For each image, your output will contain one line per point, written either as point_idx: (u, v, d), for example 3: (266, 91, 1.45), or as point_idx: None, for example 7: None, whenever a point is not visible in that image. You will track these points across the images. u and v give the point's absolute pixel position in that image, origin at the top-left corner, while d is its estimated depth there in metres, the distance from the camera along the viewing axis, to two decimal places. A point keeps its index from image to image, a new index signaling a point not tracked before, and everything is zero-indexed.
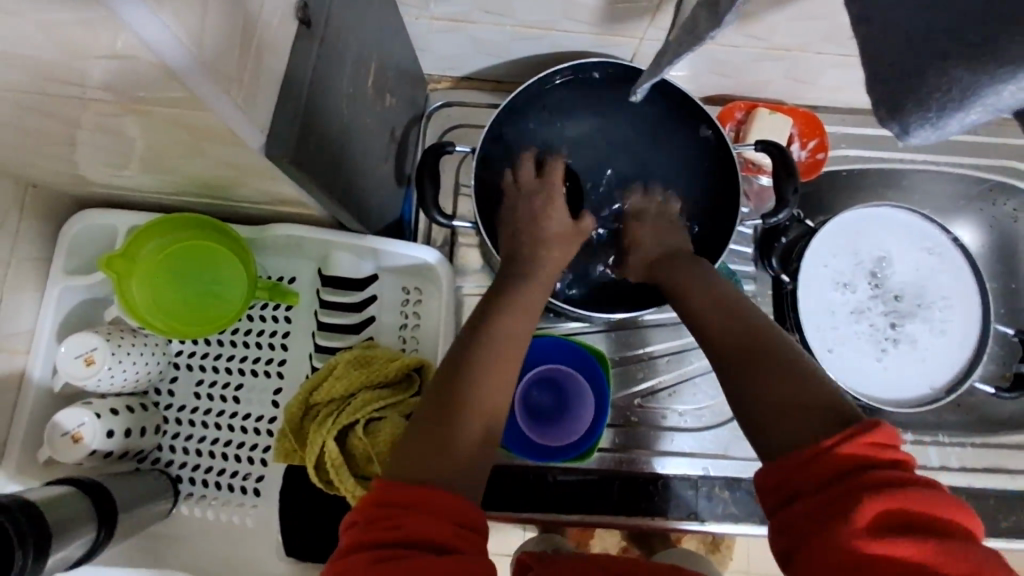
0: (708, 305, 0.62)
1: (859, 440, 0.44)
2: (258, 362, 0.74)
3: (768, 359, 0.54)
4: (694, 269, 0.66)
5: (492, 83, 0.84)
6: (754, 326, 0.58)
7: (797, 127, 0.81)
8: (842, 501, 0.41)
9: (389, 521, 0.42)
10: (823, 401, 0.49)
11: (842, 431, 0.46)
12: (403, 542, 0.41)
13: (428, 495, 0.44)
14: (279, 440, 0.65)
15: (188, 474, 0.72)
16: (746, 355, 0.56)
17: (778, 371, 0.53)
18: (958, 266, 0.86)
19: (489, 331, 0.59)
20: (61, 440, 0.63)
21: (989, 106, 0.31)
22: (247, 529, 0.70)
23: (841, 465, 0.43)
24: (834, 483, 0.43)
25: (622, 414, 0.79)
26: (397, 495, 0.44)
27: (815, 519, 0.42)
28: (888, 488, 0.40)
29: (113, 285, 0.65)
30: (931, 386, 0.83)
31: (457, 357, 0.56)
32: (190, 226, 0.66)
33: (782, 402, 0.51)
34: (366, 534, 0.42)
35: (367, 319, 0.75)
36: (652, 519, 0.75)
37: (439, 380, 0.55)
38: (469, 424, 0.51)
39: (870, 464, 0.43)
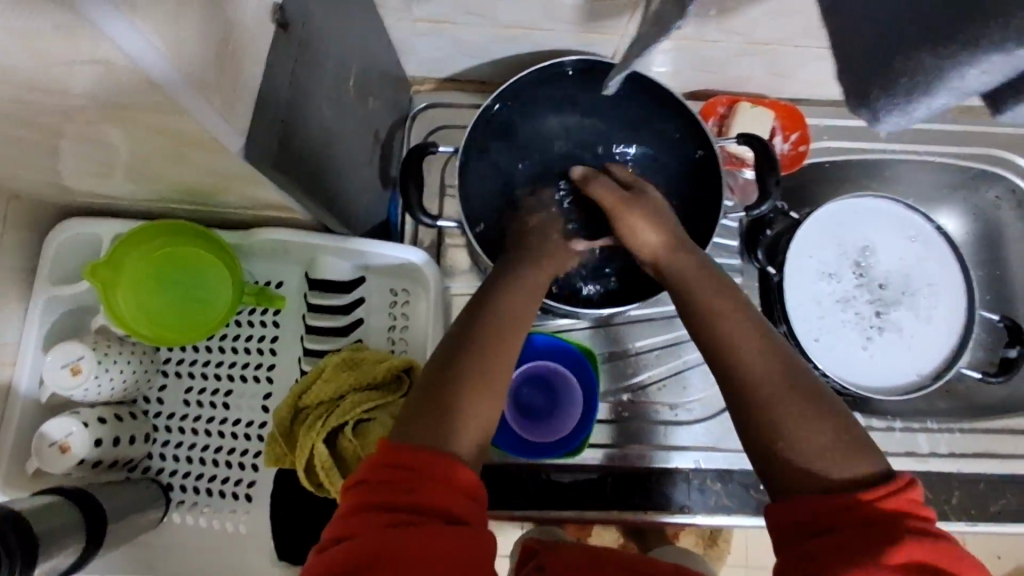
0: (723, 312, 0.55)
1: (903, 494, 0.45)
2: (247, 367, 0.74)
3: (786, 377, 0.51)
4: (699, 274, 0.59)
5: (475, 84, 0.84)
6: (764, 339, 0.53)
7: (778, 120, 0.82)
8: (873, 544, 0.43)
9: (406, 484, 0.44)
10: (850, 465, 0.47)
11: (874, 483, 0.46)
12: (420, 507, 0.43)
13: (446, 466, 0.45)
14: (269, 444, 0.65)
15: (179, 482, 0.72)
16: (761, 371, 0.51)
17: (800, 398, 0.50)
18: (943, 253, 0.86)
19: (491, 316, 0.56)
20: (49, 450, 0.63)
21: (954, 90, 0.31)
22: (240, 535, 0.70)
23: (874, 512, 0.45)
24: (870, 524, 0.44)
25: (614, 410, 0.79)
26: (406, 457, 0.45)
27: (845, 553, 0.43)
28: (921, 538, 0.43)
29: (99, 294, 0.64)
30: (918, 373, 0.84)
31: (460, 344, 0.53)
32: (172, 232, 0.65)
33: (805, 439, 0.48)
34: (387, 497, 0.43)
35: (355, 321, 0.75)
36: (644, 514, 0.75)
37: (434, 367, 0.52)
38: (466, 418, 0.49)
39: (905, 513, 0.45)
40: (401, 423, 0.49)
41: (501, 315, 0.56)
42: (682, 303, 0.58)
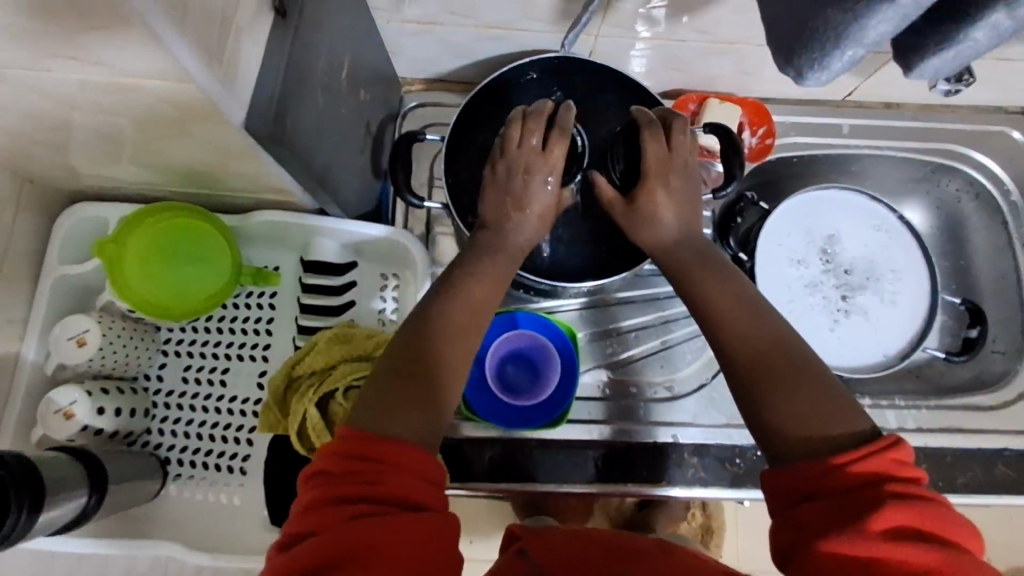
0: (724, 297, 0.58)
1: (883, 455, 0.46)
2: (243, 347, 0.78)
3: (783, 359, 0.53)
4: (698, 257, 0.62)
5: (462, 84, 0.90)
6: (765, 327, 0.56)
7: (747, 115, 0.87)
8: (855, 509, 0.44)
9: (366, 475, 0.44)
10: (833, 429, 0.49)
11: (865, 446, 0.47)
12: (384, 497, 0.43)
13: (407, 455, 0.45)
14: (263, 411, 0.69)
15: (176, 456, 0.75)
16: (761, 358, 0.54)
17: (798, 378, 0.52)
18: (906, 240, 0.91)
19: (451, 301, 0.57)
20: (54, 417, 0.66)
21: (858, 41, 0.35)
22: (233, 507, 0.73)
23: (856, 478, 0.45)
24: (851, 490, 0.45)
25: (595, 388, 0.83)
26: (363, 449, 0.45)
27: (829, 519, 0.44)
28: (909, 501, 0.44)
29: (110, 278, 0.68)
30: (884, 353, 0.88)
31: (422, 332, 0.54)
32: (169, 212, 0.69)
33: (802, 413, 0.50)
34: (348, 487, 0.43)
35: (347, 302, 0.79)
36: (626, 486, 0.78)
37: (403, 349, 0.53)
38: (441, 396, 0.51)
39: (886, 475, 0.45)
40: (366, 404, 0.49)
41: (463, 300, 0.57)
42: (684, 288, 0.61)
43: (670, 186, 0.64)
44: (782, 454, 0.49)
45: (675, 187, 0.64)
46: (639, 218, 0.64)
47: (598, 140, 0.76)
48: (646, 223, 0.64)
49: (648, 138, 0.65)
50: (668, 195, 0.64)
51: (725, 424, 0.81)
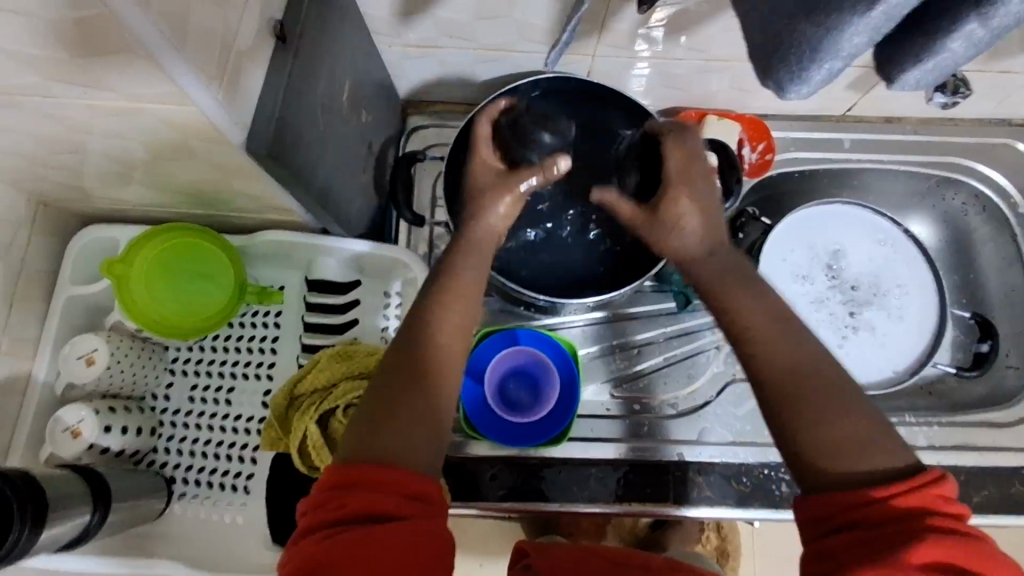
0: (750, 318, 0.55)
1: (925, 490, 0.45)
2: (248, 366, 0.79)
3: (815, 381, 0.51)
4: (721, 274, 0.59)
5: (464, 106, 0.92)
6: (794, 346, 0.53)
7: (745, 131, 0.87)
8: (892, 542, 0.43)
9: (340, 500, 0.44)
10: (876, 460, 0.47)
11: (903, 476, 0.46)
12: (371, 515, 0.43)
13: (385, 475, 0.45)
14: (265, 429, 0.70)
15: (181, 474, 0.75)
16: (791, 382, 0.51)
17: (836, 403, 0.50)
18: (911, 253, 0.90)
19: (435, 317, 0.56)
20: (62, 435, 0.67)
21: (835, 54, 0.36)
22: (236, 525, 0.73)
23: (895, 511, 0.44)
24: (888, 523, 0.44)
25: (598, 406, 0.83)
26: (343, 476, 0.45)
27: (864, 550, 0.43)
28: (950, 537, 0.43)
29: (125, 305, 0.69)
30: (894, 369, 0.87)
31: (403, 353, 0.53)
32: (165, 237, 0.71)
33: (838, 442, 0.48)
34: (336, 508, 0.44)
35: (350, 321, 0.80)
36: (629, 505, 0.76)
37: (388, 376, 0.52)
38: (427, 420, 0.50)
39: (927, 510, 0.44)
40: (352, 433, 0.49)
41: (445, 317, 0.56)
42: (716, 307, 0.58)
43: (697, 188, 0.62)
44: (821, 482, 0.48)
45: (699, 191, 0.62)
46: (663, 229, 0.62)
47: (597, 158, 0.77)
48: (671, 232, 0.62)
49: (676, 141, 0.64)
50: (693, 203, 0.61)
51: (732, 443, 0.80)
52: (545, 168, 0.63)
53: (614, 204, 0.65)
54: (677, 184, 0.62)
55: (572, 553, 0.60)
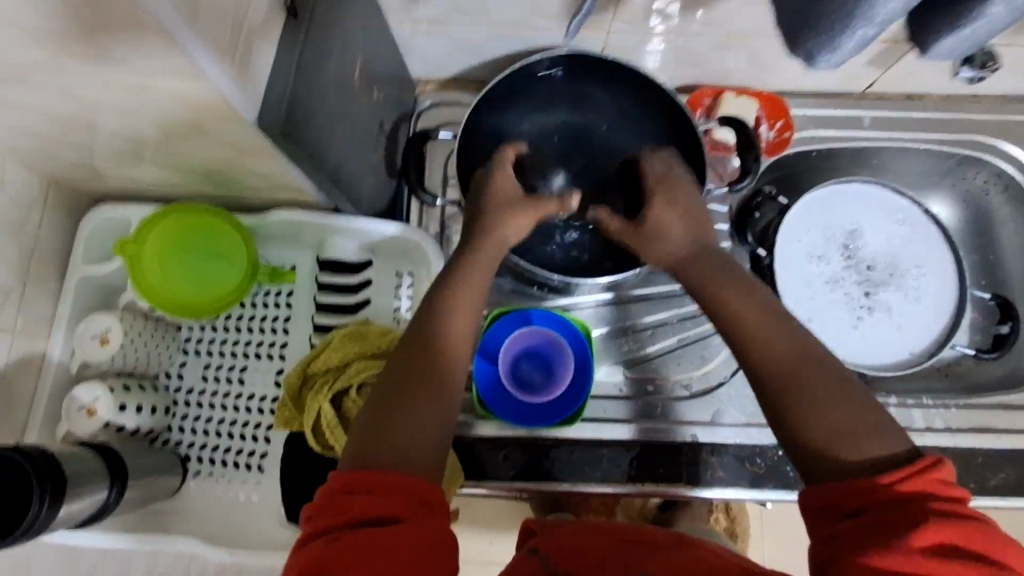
0: (747, 313, 0.56)
1: (925, 474, 0.44)
2: (261, 346, 0.79)
3: (816, 373, 0.51)
4: (718, 273, 0.60)
5: (476, 84, 0.90)
6: (795, 340, 0.53)
7: (763, 109, 0.86)
8: (893, 526, 0.42)
9: (344, 506, 0.45)
10: (877, 448, 0.47)
11: (907, 463, 0.45)
12: (371, 519, 0.44)
13: (386, 478, 0.46)
14: (279, 408, 0.70)
15: (196, 453, 0.76)
16: (794, 374, 0.51)
17: (840, 394, 0.49)
18: (930, 233, 0.89)
19: (435, 322, 0.57)
20: (78, 413, 0.68)
21: (869, 18, 0.35)
22: (251, 503, 0.74)
23: (898, 496, 0.43)
24: (894, 508, 0.43)
25: (612, 386, 0.82)
26: (344, 482, 0.46)
27: (867, 535, 0.43)
28: (954, 520, 0.42)
29: (143, 291, 0.69)
30: (911, 351, 0.86)
31: (402, 358, 0.54)
32: (169, 218, 0.71)
33: (844, 433, 0.47)
34: (338, 513, 0.44)
35: (363, 301, 0.80)
36: (642, 484, 0.76)
37: (392, 376, 0.53)
38: (424, 422, 0.50)
39: (928, 494, 0.43)
40: (353, 441, 0.50)
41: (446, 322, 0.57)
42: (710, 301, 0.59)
43: (677, 199, 0.66)
44: (825, 473, 0.47)
45: (680, 199, 0.66)
46: (650, 237, 0.65)
47: None
48: (657, 239, 0.65)
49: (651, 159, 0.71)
50: (675, 211, 0.65)
51: (747, 424, 0.80)
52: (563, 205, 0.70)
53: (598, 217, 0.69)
54: (658, 197, 0.66)
55: (577, 530, 0.60)
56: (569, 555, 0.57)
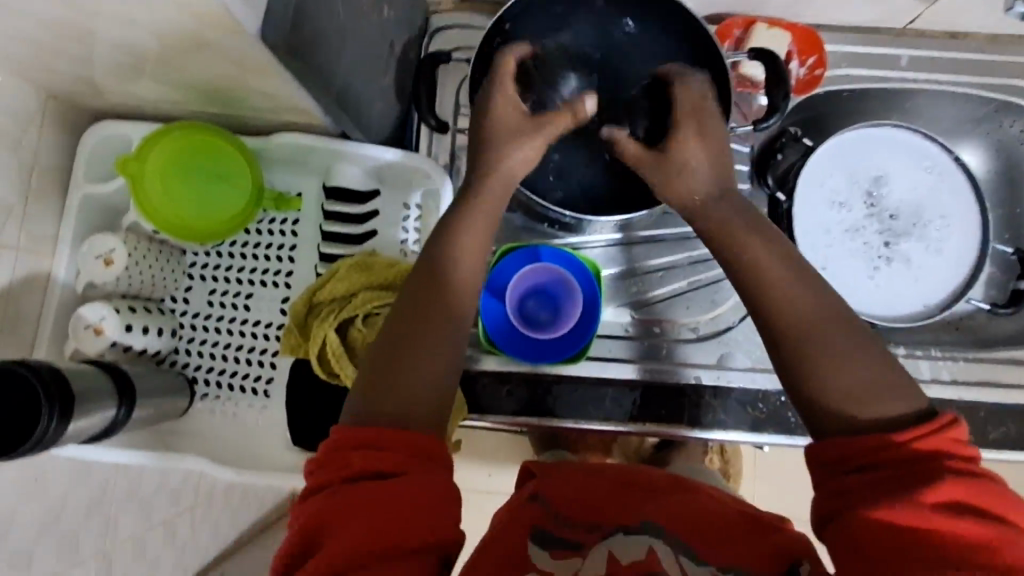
0: (766, 269, 0.54)
1: (941, 433, 0.45)
2: (267, 273, 0.78)
3: (819, 334, 0.51)
4: (740, 222, 0.58)
5: (492, 5, 0.85)
6: (804, 299, 0.52)
7: (795, 43, 0.81)
8: (905, 483, 0.43)
9: (346, 461, 0.46)
10: (886, 408, 0.47)
11: (914, 423, 0.46)
12: (370, 473, 0.45)
13: (388, 435, 0.47)
14: (285, 334, 0.70)
15: (204, 376, 0.77)
16: (800, 336, 0.51)
17: (843, 353, 0.49)
18: (957, 183, 0.86)
19: (436, 270, 0.56)
20: (85, 332, 0.68)
21: None
22: (258, 427, 0.75)
23: (912, 454, 0.44)
24: (907, 464, 0.44)
25: (619, 327, 0.81)
26: (348, 438, 0.47)
27: (877, 490, 0.44)
28: (963, 477, 0.43)
29: (151, 215, 0.68)
30: (924, 304, 0.84)
31: (403, 310, 0.54)
32: (166, 141, 0.68)
33: (841, 394, 0.48)
34: (338, 467, 0.46)
35: (369, 231, 0.78)
36: (643, 424, 0.77)
37: (397, 325, 0.53)
38: (422, 374, 0.51)
39: (941, 452, 0.44)
40: (355, 395, 0.51)
41: (447, 271, 0.56)
42: (726, 250, 0.57)
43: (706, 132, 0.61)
44: (821, 432, 0.49)
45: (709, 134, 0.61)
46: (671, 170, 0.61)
47: (634, 66, 0.71)
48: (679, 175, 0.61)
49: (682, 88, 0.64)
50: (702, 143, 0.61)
51: (752, 368, 0.79)
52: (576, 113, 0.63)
53: (617, 146, 0.63)
54: (688, 126, 0.61)
55: (576, 472, 0.60)
56: (568, 502, 0.56)
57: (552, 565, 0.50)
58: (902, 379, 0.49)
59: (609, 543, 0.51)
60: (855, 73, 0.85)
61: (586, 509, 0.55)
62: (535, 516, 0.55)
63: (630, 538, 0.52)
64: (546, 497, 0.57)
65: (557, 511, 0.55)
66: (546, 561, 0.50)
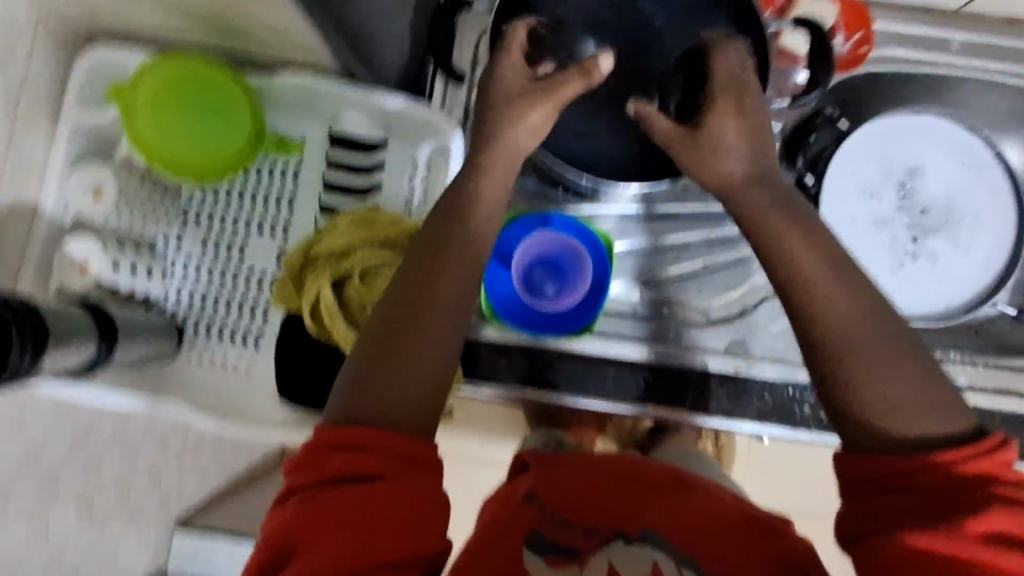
0: (809, 268, 0.51)
1: (991, 457, 0.44)
2: (265, 221, 0.75)
3: (864, 344, 0.48)
4: (778, 212, 0.54)
5: None
6: (852, 303, 0.50)
7: (843, 16, 0.75)
8: (949, 510, 0.42)
9: (333, 463, 0.43)
10: (929, 424, 0.46)
11: (962, 442, 0.45)
12: (362, 478, 0.43)
13: (381, 438, 0.44)
14: (279, 284, 0.67)
15: (192, 323, 0.74)
16: (844, 340, 0.49)
17: (890, 366, 0.47)
18: (996, 180, 0.81)
19: (440, 253, 0.52)
20: (70, 266, 0.68)
21: None
22: (245, 379, 0.72)
23: (955, 479, 0.43)
24: (949, 488, 0.43)
25: (626, 304, 0.78)
26: (336, 437, 0.44)
27: (916, 514, 0.43)
28: (1010, 506, 0.42)
29: (152, 156, 0.66)
30: (947, 305, 0.80)
31: (401, 297, 0.50)
32: (154, 78, 0.65)
33: (883, 407, 0.47)
34: (319, 473, 0.43)
35: (374, 185, 0.75)
36: (644, 408, 0.74)
37: (392, 310, 0.50)
38: (419, 367, 0.48)
39: (989, 477, 0.43)
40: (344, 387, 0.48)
41: (451, 253, 0.52)
42: (767, 243, 0.54)
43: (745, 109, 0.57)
44: (857, 439, 0.47)
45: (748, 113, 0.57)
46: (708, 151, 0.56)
47: (668, 28, 0.66)
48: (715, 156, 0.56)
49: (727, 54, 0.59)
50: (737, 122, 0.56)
51: (761, 357, 0.76)
52: (587, 71, 0.57)
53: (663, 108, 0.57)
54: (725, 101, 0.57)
55: (583, 472, 0.59)
56: (568, 503, 0.55)
57: (548, 573, 0.48)
58: (947, 390, 0.48)
59: (609, 553, 0.51)
60: (898, 54, 0.80)
61: (583, 512, 0.54)
62: (532, 517, 0.53)
63: (630, 550, 0.51)
64: (543, 496, 0.55)
65: (554, 512, 0.54)
66: (541, 570, 0.49)
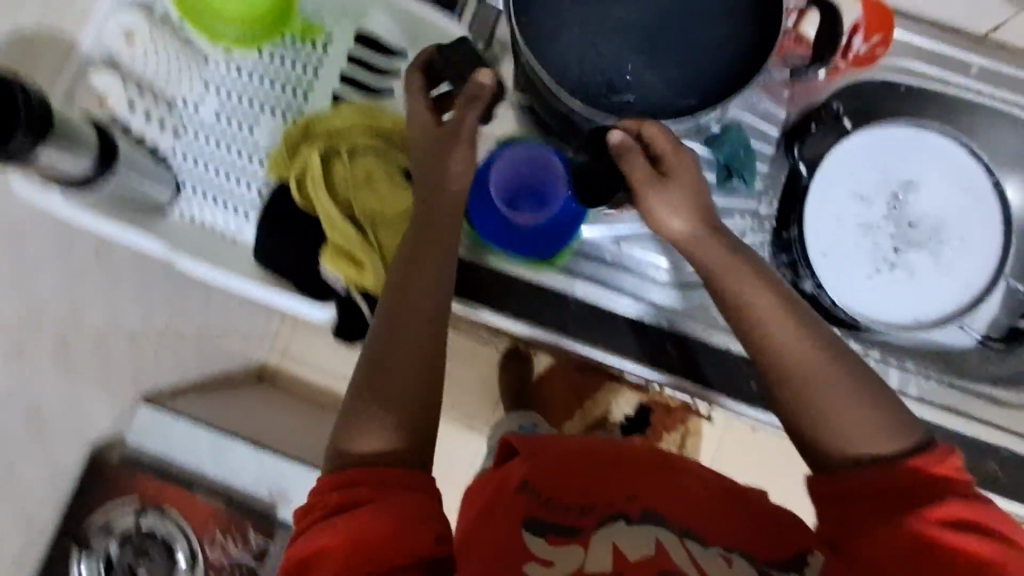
0: (752, 309, 0.57)
1: (939, 462, 0.50)
2: (278, 104, 0.79)
3: (807, 389, 0.54)
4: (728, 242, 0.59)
5: None
6: (800, 345, 0.55)
7: (864, 14, 0.75)
8: (907, 505, 0.48)
9: (340, 498, 0.49)
10: (883, 441, 0.51)
11: (912, 450, 0.51)
12: (362, 502, 0.48)
13: (372, 470, 0.50)
14: (275, 154, 0.73)
15: (192, 184, 0.78)
16: (784, 385, 0.55)
17: (837, 406, 0.53)
18: (989, 207, 0.81)
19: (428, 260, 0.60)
20: (88, 97, 0.71)
21: None
22: (232, 243, 0.77)
23: (916, 479, 0.49)
24: (912, 490, 0.49)
25: (599, 251, 0.79)
26: (340, 481, 0.50)
27: (883, 513, 0.49)
28: (966, 499, 0.48)
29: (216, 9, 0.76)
30: (915, 318, 0.81)
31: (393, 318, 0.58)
32: None
33: (843, 451, 0.52)
34: (325, 511, 0.49)
35: (385, 90, 0.79)
36: (598, 351, 0.75)
37: (384, 322, 0.58)
38: (412, 375, 0.56)
39: (943, 479, 0.49)
40: (353, 415, 0.55)
41: (439, 249, 0.61)
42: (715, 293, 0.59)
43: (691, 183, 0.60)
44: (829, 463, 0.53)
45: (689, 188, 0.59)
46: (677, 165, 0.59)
47: None
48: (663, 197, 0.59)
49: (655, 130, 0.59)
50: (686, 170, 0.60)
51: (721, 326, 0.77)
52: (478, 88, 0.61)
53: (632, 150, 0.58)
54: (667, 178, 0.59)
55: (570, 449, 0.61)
56: (562, 481, 0.56)
57: (551, 551, 0.50)
58: (891, 402, 0.53)
59: (610, 533, 0.51)
60: (917, 67, 0.81)
61: (574, 483, 0.56)
62: (525, 503, 0.54)
63: (634, 530, 0.51)
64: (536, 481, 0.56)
65: (547, 496, 0.54)
66: (545, 547, 0.50)
